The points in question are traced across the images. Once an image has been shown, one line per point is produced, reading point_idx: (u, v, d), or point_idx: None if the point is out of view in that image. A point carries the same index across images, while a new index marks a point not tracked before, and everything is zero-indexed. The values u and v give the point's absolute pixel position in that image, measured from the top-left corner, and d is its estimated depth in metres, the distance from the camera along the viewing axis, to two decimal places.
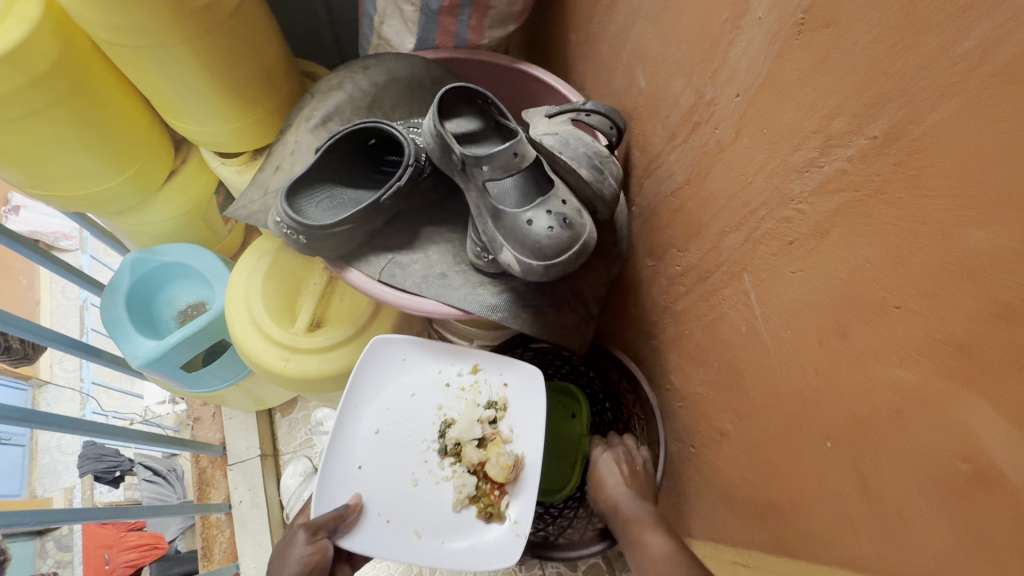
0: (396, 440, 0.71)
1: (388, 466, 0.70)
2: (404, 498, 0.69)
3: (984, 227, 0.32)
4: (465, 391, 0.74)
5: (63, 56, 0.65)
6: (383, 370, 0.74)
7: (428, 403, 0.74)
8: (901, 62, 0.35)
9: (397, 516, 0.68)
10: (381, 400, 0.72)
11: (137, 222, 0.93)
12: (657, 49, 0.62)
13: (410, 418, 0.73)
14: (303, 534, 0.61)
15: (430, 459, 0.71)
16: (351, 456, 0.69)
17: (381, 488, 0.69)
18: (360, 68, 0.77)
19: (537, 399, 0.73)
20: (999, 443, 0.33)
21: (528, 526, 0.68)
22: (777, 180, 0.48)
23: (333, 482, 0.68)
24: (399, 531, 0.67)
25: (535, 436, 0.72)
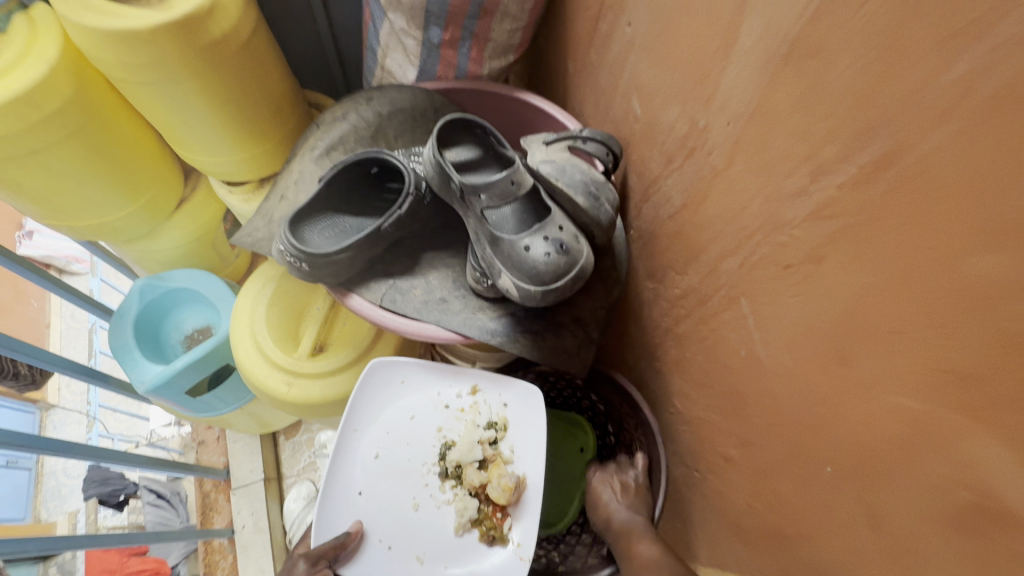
0: (397, 465, 0.71)
1: (388, 492, 0.70)
2: (405, 524, 0.69)
3: (978, 255, 0.31)
4: (464, 413, 0.74)
5: (78, 93, 0.67)
6: (381, 395, 0.74)
7: (427, 426, 0.73)
8: (885, 92, 0.36)
9: (399, 542, 0.68)
10: (381, 424, 0.72)
11: (146, 249, 0.95)
12: (653, 78, 0.64)
13: (411, 441, 0.72)
14: (303, 564, 0.62)
15: (431, 482, 0.71)
16: (351, 482, 0.70)
17: (381, 514, 0.69)
18: (364, 99, 0.79)
19: (537, 419, 0.73)
20: (1006, 477, 0.32)
21: (530, 549, 0.66)
22: (772, 206, 0.49)
23: (334, 509, 0.68)
24: (400, 557, 0.67)
25: (536, 456, 0.71)
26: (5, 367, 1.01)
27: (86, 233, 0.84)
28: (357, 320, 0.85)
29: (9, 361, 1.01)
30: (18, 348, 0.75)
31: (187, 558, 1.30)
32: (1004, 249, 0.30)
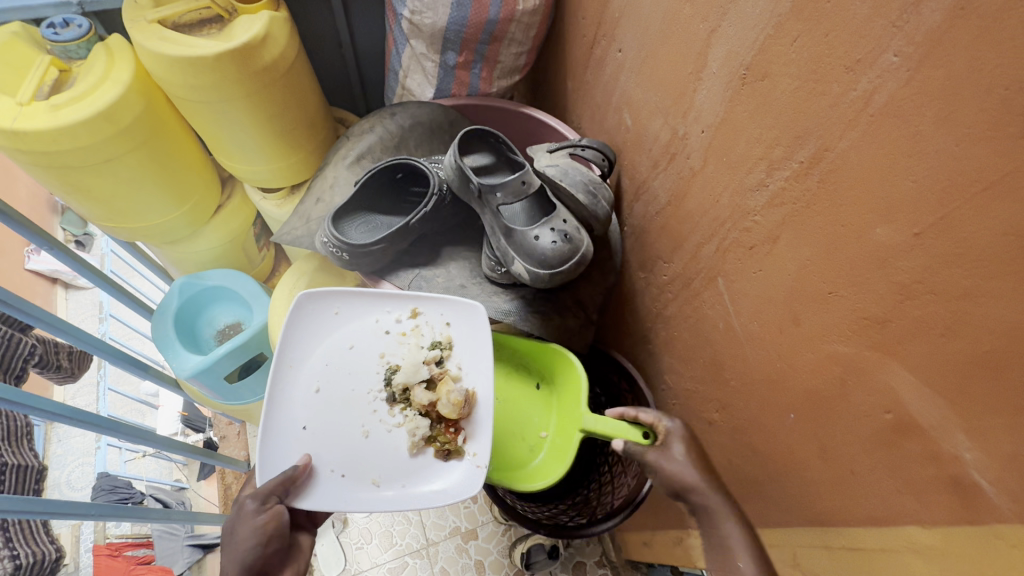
0: (340, 395, 0.71)
1: (334, 424, 0.69)
2: (356, 450, 0.69)
3: (883, 226, 0.42)
4: (405, 336, 0.74)
5: (145, 110, 0.78)
6: (318, 328, 0.74)
7: (368, 354, 0.74)
8: (814, 105, 0.46)
9: (351, 468, 0.68)
10: (319, 358, 0.72)
11: (186, 251, 1.05)
12: (640, 94, 0.74)
13: (352, 369, 0.73)
14: (252, 504, 0.59)
15: (379, 408, 0.71)
16: (295, 418, 0.69)
17: (330, 445, 0.68)
18: (388, 114, 0.90)
19: (481, 336, 0.74)
20: (914, 397, 0.43)
21: (486, 457, 0.69)
22: (738, 198, 0.59)
23: (282, 448, 0.67)
24: (354, 483, 0.67)
25: (483, 374, 0.73)
26: (51, 361, 1.11)
27: (137, 235, 0.94)
28: None
29: (54, 355, 1.10)
30: (70, 331, 0.85)
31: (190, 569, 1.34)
32: (898, 220, 0.41)
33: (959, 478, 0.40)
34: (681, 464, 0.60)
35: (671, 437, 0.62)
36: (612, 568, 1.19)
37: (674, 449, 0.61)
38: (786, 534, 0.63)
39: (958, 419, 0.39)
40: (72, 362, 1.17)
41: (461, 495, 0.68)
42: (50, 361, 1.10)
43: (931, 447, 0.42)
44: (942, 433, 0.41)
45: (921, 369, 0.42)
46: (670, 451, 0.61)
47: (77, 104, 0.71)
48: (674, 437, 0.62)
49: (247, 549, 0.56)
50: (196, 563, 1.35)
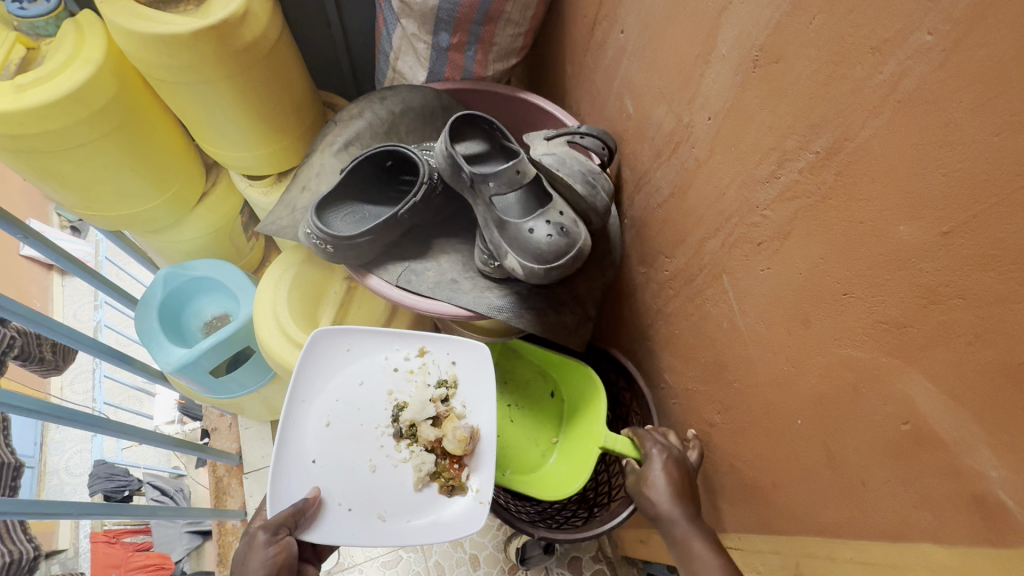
0: (349, 429, 0.73)
1: (342, 458, 0.71)
2: (363, 485, 0.70)
3: (908, 224, 0.38)
4: (413, 374, 0.77)
5: (119, 92, 0.74)
6: (328, 363, 0.76)
7: (376, 390, 0.76)
8: (834, 90, 0.42)
9: (359, 503, 0.69)
10: (329, 392, 0.74)
11: (169, 240, 1.01)
12: (643, 79, 0.70)
13: (361, 405, 0.75)
14: (264, 535, 0.61)
15: (386, 443, 0.73)
16: (304, 451, 0.70)
17: (338, 479, 0.70)
18: (378, 98, 0.86)
19: (485, 373, 0.78)
20: (936, 409, 0.39)
21: (490, 493, 0.71)
22: (746, 191, 0.55)
23: (290, 480, 0.69)
24: (360, 517, 0.69)
25: (487, 412, 0.76)
26: (33, 353, 1.08)
27: (118, 224, 0.90)
28: (371, 304, 0.92)
29: (36, 346, 1.07)
30: (48, 324, 0.81)
31: (189, 556, 1.34)
32: (924, 217, 0.37)
33: (984, 497, 0.37)
34: (656, 481, 0.66)
35: (652, 458, 0.68)
36: (608, 564, 1.17)
37: (653, 469, 0.67)
38: (789, 542, 0.60)
39: (983, 435, 0.36)
40: (57, 355, 1.15)
41: (463, 530, 0.70)
42: (32, 353, 1.07)
43: (953, 462, 0.39)
44: (965, 448, 0.38)
45: (943, 379, 0.38)
46: (649, 467, 0.67)
47: (45, 84, 0.67)
48: (658, 457, 0.67)
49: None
50: (194, 551, 1.35)
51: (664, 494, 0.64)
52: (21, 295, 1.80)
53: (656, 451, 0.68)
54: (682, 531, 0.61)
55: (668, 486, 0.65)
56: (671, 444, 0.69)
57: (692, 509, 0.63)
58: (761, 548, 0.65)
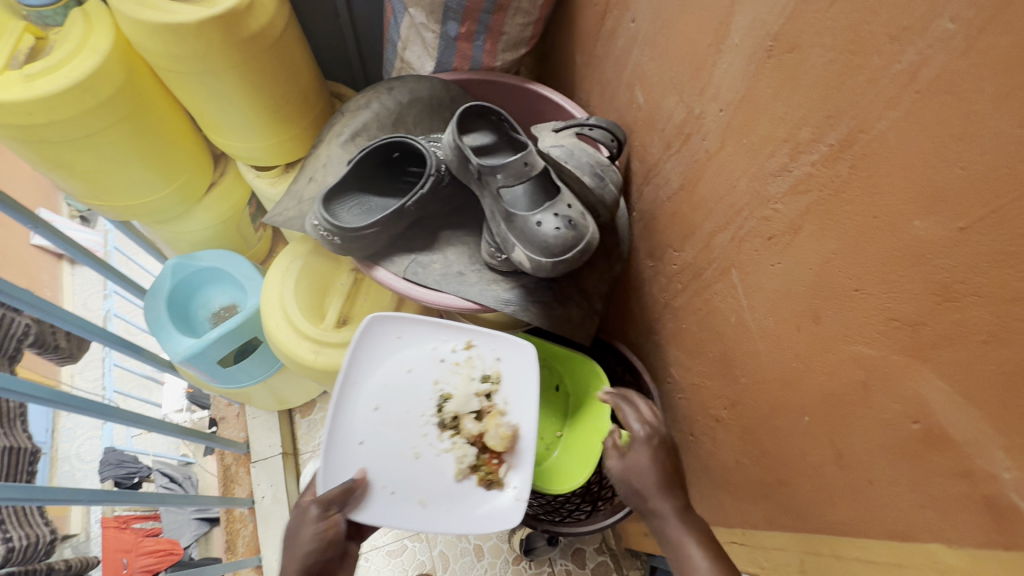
0: (396, 415, 0.73)
1: (388, 442, 0.72)
2: (407, 471, 0.71)
3: (923, 219, 0.38)
4: (459, 365, 0.77)
5: (127, 81, 0.74)
6: (378, 349, 0.76)
7: (423, 378, 0.76)
8: (851, 80, 0.41)
9: (402, 488, 0.70)
10: (378, 377, 0.75)
11: (177, 230, 1.02)
12: (654, 69, 0.69)
13: (408, 393, 0.75)
14: (316, 509, 0.63)
15: (429, 432, 0.73)
16: (352, 432, 0.71)
17: (382, 463, 0.70)
18: (385, 89, 0.85)
19: (529, 370, 0.77)
20: (948, 408, 0.39)
21: (526, 490, 0.71)
22: (757, 184, 0.55)
23: (338, 459, 0.70)
24: (403, 502, 0.69)
25: (529, 409, 0.75)
26: (47, 341, 1.08)
27: (127, 215, 0.91)
28: (378, 295, 0.92)
29: (51, 335, 1.08)
30: (60, 314, 0.82)
31: (198, 542, 1.37)
32: (940, 212, 0.36)
33: (995, 498, 0.37)
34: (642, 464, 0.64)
35: (638, 439, 0.66)
36: (612, 556, 1.17)
37: (639, 451, 0.65)
38: (794, 538, 0.60)
39: (996, 435, 0.36)
40: (71, 344, 1.16)
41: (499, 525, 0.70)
42: (47, 342, 1.08)
43: (963, 462, 0.39)
44: (976, 449, 0.37)
45: (956, 378, 0.38)
46: (636, 450, 0.65)
47: (54, 74, 0.67)
48: (643, 438, 0.66)
49: (308, 550, 0.60)
50: (203, 536, 1.39)
51: (652, 483, 0.63)
52: (32, 283, 1.82)
53: (640, 431, 0.67)
54: (675, 530, 0.59)
55: (655, 471, 0.63)
56: (654, 420, 0.68)
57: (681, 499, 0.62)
58: (765, 544, 0.65)
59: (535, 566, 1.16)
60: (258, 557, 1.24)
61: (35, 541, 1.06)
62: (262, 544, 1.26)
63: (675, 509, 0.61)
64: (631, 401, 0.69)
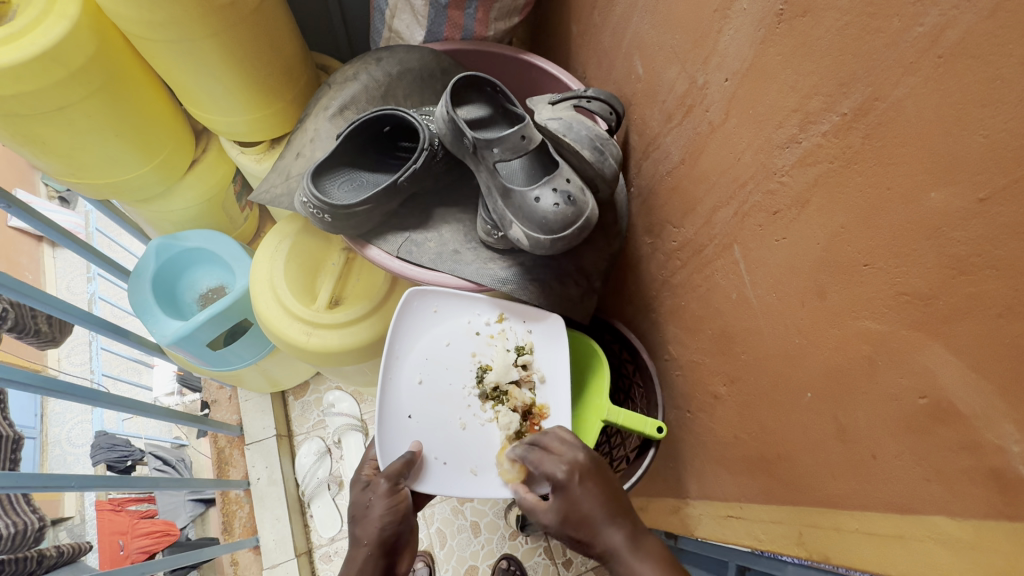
0: (440, 388, 0.73)
1: (436, 414, 0.72)
2: (456, 442, 0.72)
3: (940, 190, 0.36)
4: (494, 338, 0.75)
5: (98, 50, 0.69)
6: (416, 323, 0.74)
7: (461, 352, 0.75)
8: (867, 45, 0.39)
9: (453, 458, 0.71)
10: (418, 351, 0.74)
11: (160, 210, 0.98)
12: (655, 38, 0.67)
13: (449, 365, 0.74)
14: (386, 484, 0.65)
15: (473, 403, 0.74)
16: (399, 407, 0.71)
17: (432, 435, 0.71)
18: (374, 60, 0.82)
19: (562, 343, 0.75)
20: (957, 383, 0.38)
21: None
22: (763, 156, 0.53)
23: (389, 436, 0.70)
24: (455, 471, 0.70)
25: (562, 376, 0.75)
26: (27, 326, 1.05)
27: (106, 194, 0.87)
28: (370, 275, 0.90)
29: (30, 320, 1.05)
30: (42, 299, 0.79)
31: (194, 522, 1.37)
32: (959, 183, 0.35)
33: (1003, 472, 0.36)
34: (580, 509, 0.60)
35: (565, 483, 0.61)
36: None
37: (573, 496, 0.60)
38: (792, 512, 0.61)
39: (1006, 409, 0.35)
40: (53, 327, 1.12)
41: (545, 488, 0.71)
42: (27, 326, 1.05)
43: (970, 436, 0.38)
44: (986, 423, 0.37)
45: (968, 353, 0.37)
46: (569, 497, 0.60)
47: (18, 42, 0.63)
48: (571, 481, 0.61)
49: (383, 525, 0.63)
50: (200, 516, 1.38)
51: (597, 520, 0.59)
52: (11, 267, 1.76)
53: (564, 474, 0.61)
54: (628, 565, 0.57)
55: (599, 510, 0.60)
56: (572, 454, 0.63)
57: (627, 526, 0.59)
58: (764, 519, 0.66)
59: (531, 541, 1.17)
60: (257, 537, 1.24)
61: (25, 528, 1.04)
62: (257, 524, 1.26)
63: (625, 539, 0.58)
64: (539, 448, 0.64)
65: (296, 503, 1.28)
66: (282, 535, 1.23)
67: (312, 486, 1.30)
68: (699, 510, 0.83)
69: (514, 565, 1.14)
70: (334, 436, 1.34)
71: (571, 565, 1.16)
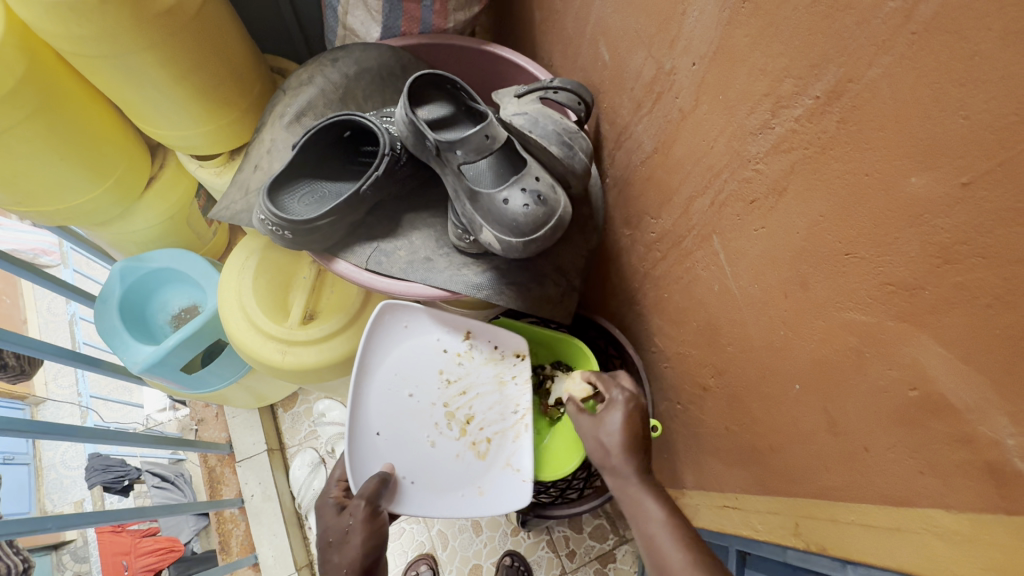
0: (406, 406, 0.74)
1: (405, 430, 0.73)
2: (424, 459, 0.72)
3: (921, 175, 0.34)
4: (462, 356, 0.77)
5: (28, 70, 0.65)
6: (388, 339, 0.74)
7: (429, 369, 0.76)
8: (837, 23, 0.37)
9: (420, 476, 0.71)
10: (388, 367, 0.74)
11: (120, 232, 0.94)
12: (619, 22, 0.63)
13: (417, 383, 0.75)
14: (366, 508, 0.64)
15: (440, 420, 0.75)
16: (367, 424, 0.71)
17: (401, 453, 0.71)
18: (329, 61, 0.78)
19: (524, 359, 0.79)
20: (946, 374, 0.37)
21: (530, 471, 0.74)
22: (736, 143, 0.51)
23: (360, 457, 0.69)
24: (423, 490, 0.71)
25: (524, 393, 0.78)
26: None
27: (59, 220, 0.83)
28: (344, 286, 0.87)
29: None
30: (15, 341, 0.76)
31: (198, 535, 1.32)
32: (940, 168, 0.33)
33: (1000, 467, 0.35)
34: (609, 429, 0.66)
35: (614, 403, 0.68)
36: (608, 518, 1.16)
37: (611, 414, 0.67)
38: (787, 502, 0.59)
39: (1000, 401, 0.33)
40: (20, 360, 1.09)
41: (509, 506, 0.72)
42: None
43: (963, 429, 0.37)
44: (979, 417, 0.35)
45: (956, 344, 0.35)
46: (611, 413, 0.67)
47: None
48: (622, 404, 0.68)
49: (363, 551, 0.62)
50: (203, 528, 1.32)
51: (621, 443, 0.65)
52: None
53: (620, 397, 0.68)
54: (634, 490, 0.62)
55: (624, 437, 0.65)
56: (633, 390, 0.69)
57: (643, 462, 0.64)
58: (761, 510, 0.64)
59: (533, 536, 1.16)
60: (255, 554, 1.22)
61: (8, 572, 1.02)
62: (255, 541, 1.23)
63: (635, 471, 0.63)
64: (608, 373, 0.71)
65: (293, 517, 1.26)
66: (281, 551, 1.21)
67: (309, 498, 1.27)
68: (697, 500, 0.81)
69: (518, 561, 1.12)
70: (327, 445, 1.31)
71: (575, 556, 1.14)
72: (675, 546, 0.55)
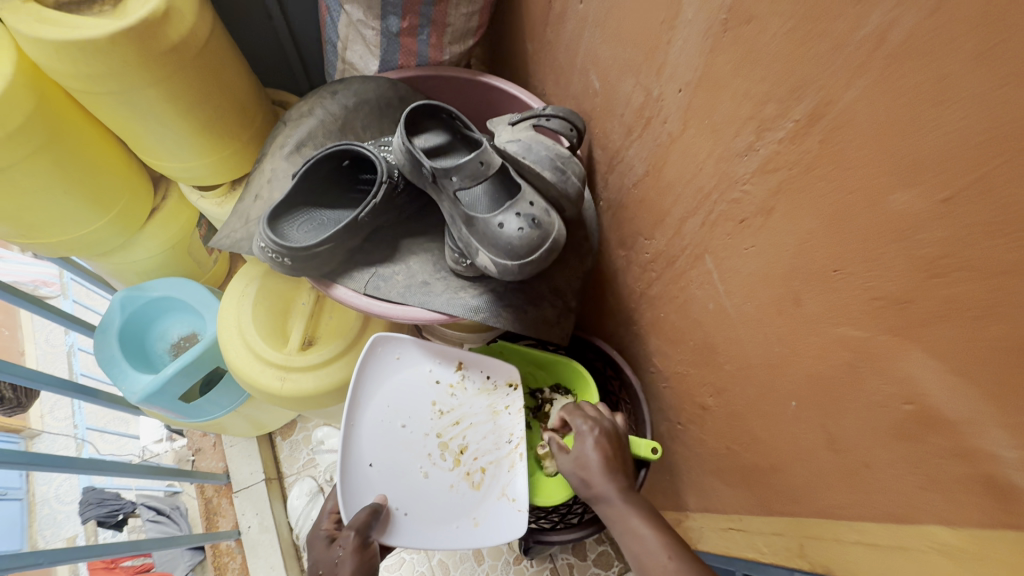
0: (399, 437, 0.74)
1: (398, 461, 0.72)
2: (418, 490, 0.72)
3: (903, 192, 0.35)
4: (455, 386, 0.78)
5: (37, 107, 0.67)
6: (380, 370, 0.75)
7: (421, 399, 0.77)
8: (814, 49, 0.39)
9: (413, 508, 0.70)
10: (380, 398, 0.74)
11: (120, 262, 0.95)
12: (608, 52, 0.66)
13: (409, 414, 0.75)
14: (356, 538, 0.63)
15: (433, 450, 0.75)
16: (359, 454, 0.70)
17: (394, 484, 0.71)
18: (329, 94, 0.81)
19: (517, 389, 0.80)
20: (940, 387, 0.37)
21: (526, 500, 0.73)
22: (724, 165, 0.52)
23: (353, 488, 0.68)
24: (417, 522, 0.70)
25: (517, 423, 0.79)
26: None
27: (61, 251, 0.84)
28: (343, 312, 0.88)
29: None
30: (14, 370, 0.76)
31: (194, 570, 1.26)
32: (920, 185, 0.34)
33: (998, 478, 0.35)
34: (585, 461, 0.67)
35: (581, 434, 0.69)
36: (612, 545, 1.14)
37: (582, 447, 0.68)
38: (791, 523, 0.59)
39: (994, 413, 0.34)
40: (17, 392, 1.08)
41: (505, 536, 0.71)
42: None
43: (960, 441, 0.37)
44: (974, 429, 0.35)
45: (947, 356, 0.36)
46: (581, 444, 0.68)
47: None
48: (589, 433, 0.68)
49: None
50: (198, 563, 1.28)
51: (597, 471, 0.65)
52: None
53: (586, 427, 0.69)
54: (619, 510, 0.61)
55: (600, 463, 0.65)
56: (602, 418, 0.70)
57: (624, 481, 0.64)
58: (766, 531, 0.63)
59: (536, 565, 1.13)
60: None
61: None
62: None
63: (619, 491, 0.63)
64: (574, 406, 0.72)
65: (291, 549, 1.23)
66: None
67: (307, 528, 1.25)
68: (700, 522, 0.80)
69: None
70: (326, 472, 1.29)
71: None
72: (660, 545, 0.56)
